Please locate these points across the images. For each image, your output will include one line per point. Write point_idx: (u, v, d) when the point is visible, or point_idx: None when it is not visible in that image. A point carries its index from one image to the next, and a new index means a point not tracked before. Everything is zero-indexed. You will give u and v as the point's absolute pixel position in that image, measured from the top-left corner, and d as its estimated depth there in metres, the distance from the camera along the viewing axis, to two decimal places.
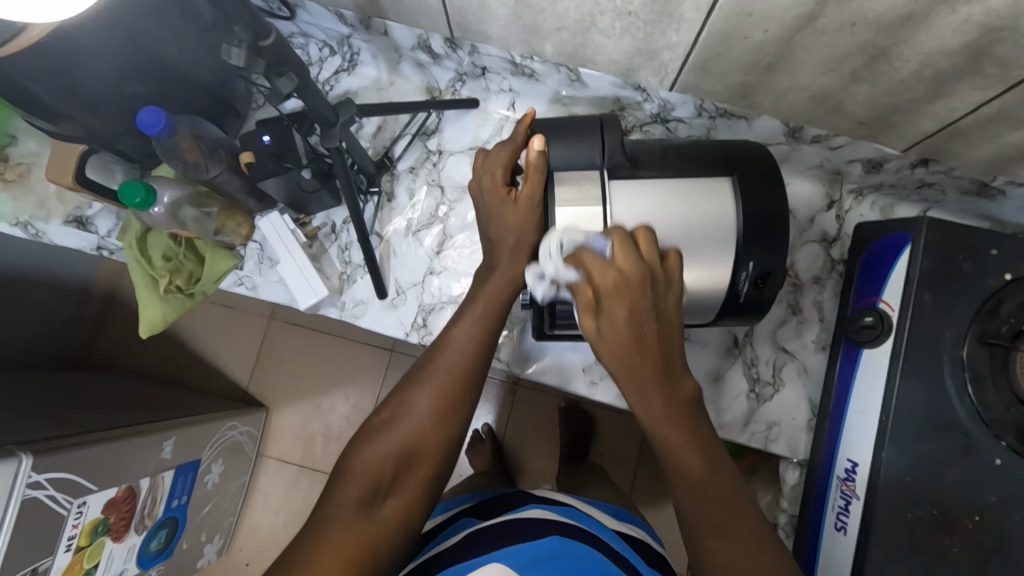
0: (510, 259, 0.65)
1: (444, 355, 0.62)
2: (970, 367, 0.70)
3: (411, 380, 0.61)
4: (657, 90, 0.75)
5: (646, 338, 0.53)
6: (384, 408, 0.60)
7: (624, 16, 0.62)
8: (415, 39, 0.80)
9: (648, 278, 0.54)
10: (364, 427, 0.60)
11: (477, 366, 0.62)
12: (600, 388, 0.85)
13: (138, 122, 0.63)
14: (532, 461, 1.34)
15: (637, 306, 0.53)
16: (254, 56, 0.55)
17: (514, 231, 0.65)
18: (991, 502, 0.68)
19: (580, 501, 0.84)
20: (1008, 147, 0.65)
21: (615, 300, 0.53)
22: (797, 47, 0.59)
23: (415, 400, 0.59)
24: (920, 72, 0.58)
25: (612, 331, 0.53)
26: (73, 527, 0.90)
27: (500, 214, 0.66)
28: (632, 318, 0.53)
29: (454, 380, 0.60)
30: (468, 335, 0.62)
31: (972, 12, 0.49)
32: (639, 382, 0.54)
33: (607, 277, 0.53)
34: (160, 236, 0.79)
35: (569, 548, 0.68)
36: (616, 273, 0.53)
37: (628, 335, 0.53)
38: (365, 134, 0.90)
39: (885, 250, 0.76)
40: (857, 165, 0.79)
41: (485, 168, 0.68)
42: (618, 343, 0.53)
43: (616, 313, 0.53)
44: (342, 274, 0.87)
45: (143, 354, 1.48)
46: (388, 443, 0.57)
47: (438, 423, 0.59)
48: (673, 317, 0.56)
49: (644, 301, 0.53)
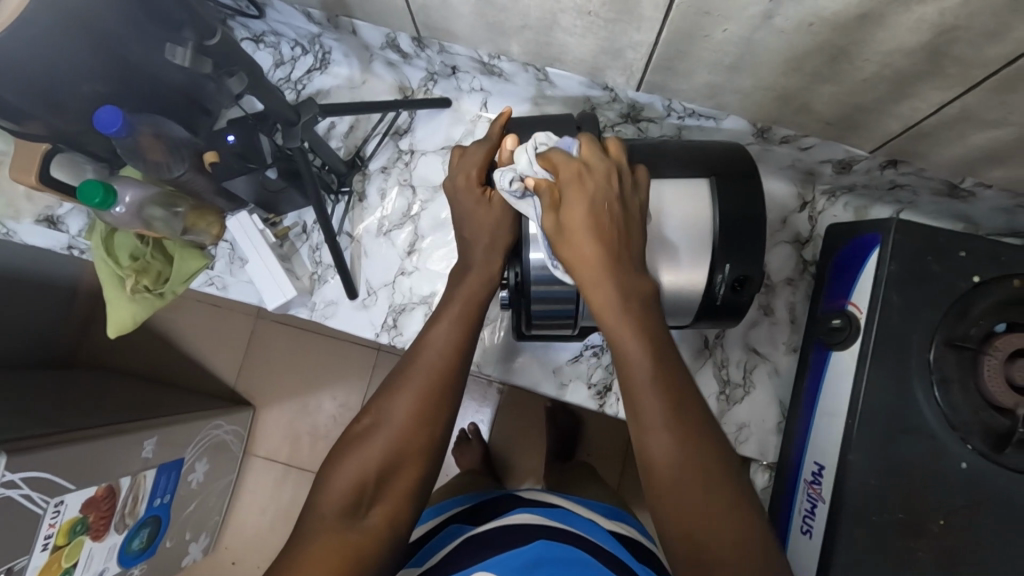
0: (485, 256, 0.63)
1: (422, 357, 0.59)
2: (938, 370, 0.69)
3: (390, 384, 0.59)
4: (625, 90, 0.74)
5: (611, 245, 0.54)
6: (364, 416, 0.58)
7: (585, 16, 0.62)
8: (383, 37, 0.79)
9: (610, 171, 0.56)
10: (344, 436, 0.58)
11: (458, 366, 0.59)
12: (569, 389, 0.84)
13: (96, 121, 0.62)
14: (519, 462, 1.34)
15: (599, 196, 0.55)
16: (200, 55, 0.58)
17: (488, 231, 0.64)
18: (957, 506, 0.68)
19: (570, 500, 0.84)
20: (975, 148, 0.64)
21: (575, 184, 0.55)
22: (757, 46, 0.59)
23: (395, 403, 0.57)
24: (881, 72, 0.57)
25: (577, 242, 0.54)
26: (50, 526, 0.89)
27: (475, 216, 0.64)
28: (593, 224, 0.54)
29: (435, 381, 0.58)
30: (447, 335, 0.59)
31: (925, 11, 0.49)
32: (593, 275, 0.54)
33: (572, 167, 0.56)
34: (127, 235, 0.79)
35: (560, 552, 0.68)
36: (580, 166, 0.56)
37: (589, 233, 0.54)
38: (337, 134, 0.89)
39: (855, 251, 0.76)
40: (828, 165, 0.78)
41: (458, 168, 0.66)
42: (582, 244, 0.54)
43: (576, 198, 0.54)
44: (313, 275, 0.87)
45: (128, 353, 1.48)
46: (370, 450, 0.55)
47: (418, 427, 0.56)
48: (637, 216, 0.57)
49: (608, 190, 0.55)
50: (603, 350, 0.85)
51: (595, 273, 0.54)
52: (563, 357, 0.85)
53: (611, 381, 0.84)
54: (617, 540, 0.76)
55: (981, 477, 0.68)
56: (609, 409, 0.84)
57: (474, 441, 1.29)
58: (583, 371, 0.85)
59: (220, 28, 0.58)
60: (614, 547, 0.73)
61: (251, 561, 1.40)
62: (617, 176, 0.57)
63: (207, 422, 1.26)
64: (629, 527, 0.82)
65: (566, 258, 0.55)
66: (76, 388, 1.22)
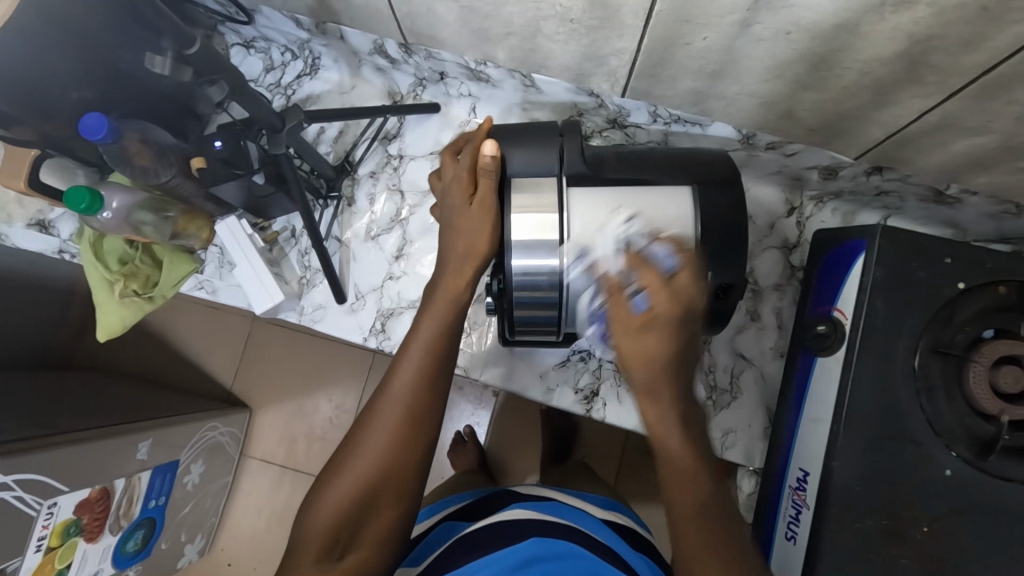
0: (457, 264, 0.63)
1: (390, 394, 0.59)
2: (922, 377, 0.70)
3: (361, 422, 0.59)
4: (611, 95, 0.75)
5: (678, 361, 0.53)
6: (336, 456, 0.59)
7: (567, 23, 0.62)
8: (371, 44, 0.80)
9: (698, 307, 0.53)
10: (318, 478, 0.59)
11: (427, 401, 0.59)
12: (556, 394, 0.85)
13: (81, 127, 0.62)
14: (515, 464, 1.34)
15: (685, 328, 0.52)
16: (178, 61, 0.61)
17: (468, 235, 0.63)
18: (941, 513, 0.68)
19: (566, 494, 0.84)
20: (958, 155, 0.64)
21: (665, 325, 0.51)
22: (738, 54, 0.59)
23: (365, 444, 0.57)
24: (861, 80, 0.57)
25: (646, 366, 0.52)
26: (43, 527, 0.90)
27: (459, 225, 0.64)
28: (666, 359, 0.52)
29: (407, 418, 0.58)
30: (414, 370, 0.59)
31: (901, 20, 0.49)
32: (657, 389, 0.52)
33: (669, 305, 0.51)
34: (115, 239, 0.80)
35: (554, 547, 0.68)
36: (679, 294, 0.52)
37: (662, 362, 0.52)
38: (326, 138, 0.90)
39: (842, 257, 0.76)
40: (815, 171, 0.78)
41: (446, 183, 0.66)
42: (650, 371, 0.52)
43: (663, 337, 0.51)
44: (301, 279, 0.87)
45: (124, 355, 1.49)
46: (340, 494, 0.56)
47: (390, 463, 0.57)
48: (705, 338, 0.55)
49: (689, 328, 0.52)
50: (590, 355, 0.85)
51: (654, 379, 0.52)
52: (550, 361, 0.85)
53: (598, 386, 0.84)
54: (610, 529, 0.77)
55: (966, 485, 0.68)
56: (596, 415, 0.84)
57: (469, 443, 1.29)
58: (570, 376, 0.85)
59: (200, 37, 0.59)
60: (607, 540, 0.74)
61: (247, 562, 1.40)
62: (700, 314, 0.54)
63: (203, 424, 1.26)
64: (623, 517, 0.83)
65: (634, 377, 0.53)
66: (74, 390, 1.23)
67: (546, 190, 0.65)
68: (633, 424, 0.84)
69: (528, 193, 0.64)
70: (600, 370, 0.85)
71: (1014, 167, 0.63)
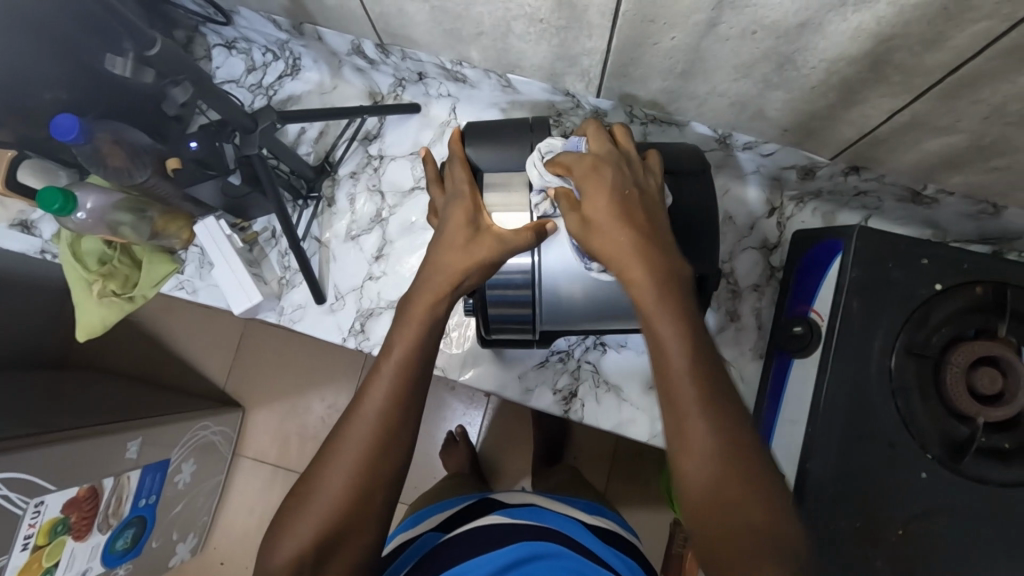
0: (438, 285, 0.60)
1: (357, 422, 0.57)
2: (898, 379, 0.69)
3: (327, 448, 0.58)
4: (586, 96, 0.75)
5: (639, 223, 0.56)
6: (300, 486, 0.57)
7: (536, 23, 0.62)
8: (348, 44, 0.80)
9: (624, 160, 0.59)
10: (282, 507, 0.58)
11: (395, 428, 0.57)
12: (535, 394, 0.84)
13: (51, 127, 0.62)
14: (508, 465, 1.34)
15: (614, 182, 0.57)
16: (141, 65, 0.61)
17: (452, 266, 0.61)
18: (916, 515, 0.67)
19: (551, 499, 0.84)
20: (931, 155, 0.64)
21: (592, 177, 0.57)
22: (707, 53, 0.58)
23: (330, 474, 0.56)
24: (828, 79, 0.57)
25: (605, 226, 0.56)
26: (30, 526, 0.89)
27: (446, 248, 0.61)
28: (617, 211, 0.56)
29: (371, 448, 0.56)
30: (383, 395, 0.57)
31: (863, 20, 0.48)
32: (626, 261, 0.54)
33: (586, 162, 0.58)
34: (93, 239, 0.80)
35: (541, 548, 0.69)
36: (591, 159, 0.58)
37: (614, 215, 0.56)
38: (307, 139, 0.90)
39: (820, 257, 0.75)
40: (792, 171, 0.78)
41: (445, 209, 0.64)
42: (609, 228, 0.55)
43: (595, 188, 0.56)
44: (281, 279, 0.87)
45: (115, 354, 1.49)
46: (305, 525, 0.54)
47: (355, 494, 0.55)
48: (656, 198, 0.59)
49: (623, 179, 0.57)
50: (569, 355, 0.85)
51: (623, 248, 0.55)
52: (528, 363, 0.85)
53: (576, 387, 0.84)
54: (591, 532, 0.76)
55: (941, 486, 0.67)
56: (574, 415, 0.84)
57: (461, 444, 1.30)
58: (549, 377, 0.85)
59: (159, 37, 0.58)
60: (590, 543, 0.73)
61: (239, 561, 1.41)
62: (632, 166, 0.59)
63: (193, 424, 1.26)
64: (608, 521, 0.82)
65: (599, 244, 0.56)
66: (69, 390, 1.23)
67: (520, 190, 0.65)
68: (611, 425, 0.83)
69: (500, 192, 0.64)
70: (579, 370, 0.85)
71: (987, 167, 0.62)
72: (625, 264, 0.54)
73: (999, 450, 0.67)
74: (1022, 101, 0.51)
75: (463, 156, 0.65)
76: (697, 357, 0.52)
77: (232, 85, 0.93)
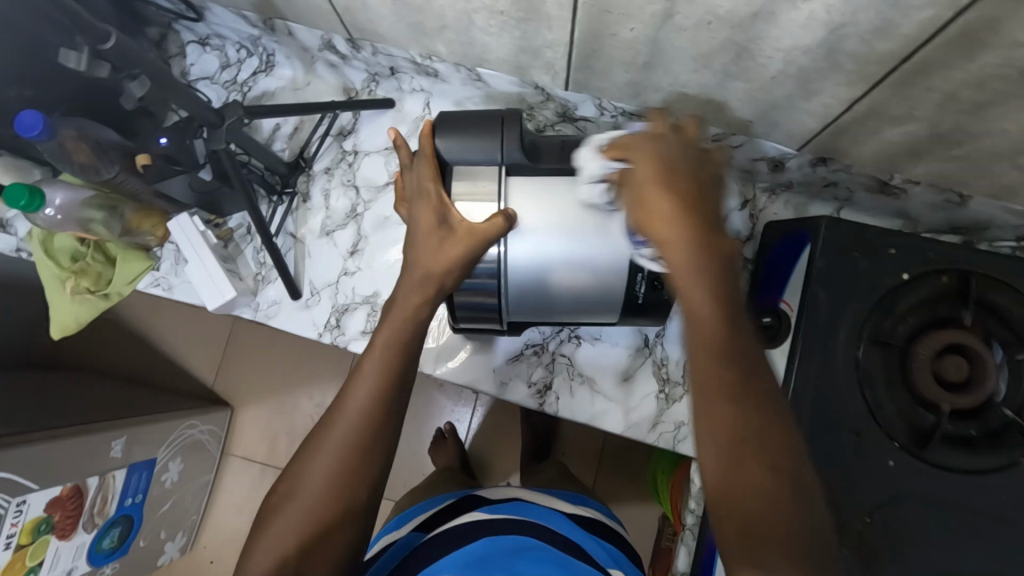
0: (405, 294, 0.62)
1: (341, 418, 0.57)
2: (863, 368, 0.69)
3: (309, 447, 0.58)
4: (555, 89, 0.75)
5: (687, 205, 0.52)
6: (282, 484, 0.57)
7: (498, 16, 0.62)
8: (318, 39, 0.80)
9: (680, 140, 0.56)
10: (264, 506, 0.58)
11: (378, 427, 0.57)
12: (510, 388, 0.85)
13: (16, 123, 0.62)
14: (498, 462, 1.34)
15: (665, 160, 0.54)
16: (96, 59, 0.59)
17: (422, 266, 0.62)
18: (882, 503, 0.68)
19: (534, 491, 0.84)
20: (892, 144, 0.64)
21: (644, 156, 0.55)
22: (665, 43, 0.59)
23: (312, 469, 0.56)
24: (786, 69, 0.57)
25: (650, 200, 0.53)
26: (12, 525, 0.89)
27: (424, 258, 0.62)
28: (670, 189, 0.52)
29: (355, 445, 0.56)
30: (369, 392, 0.58)
31: (813, 8, 0.49)
32: (667, 233, 0.52)
33: (643, 139, 0.56)
34: (65, 237, 0.80)
35: (518, 543, 0.69)
36: (649, 139, 0.56)
37: (663, 194, 0.52)
38: (281, 135, 0.91)
39: (789, 249, 0.76)
40: (762, 163, 0.78)
41: (415, 214, 0.64)
42: (655, 201, 0.53)
43: (643, 166, 0.54)
44: (256, 275, 0.88)
45: (101, 354, 1.49)
46: (289, 521, 0.55)
47: (338, 490, 0.55)
48: (712, 179, 0.55)
49: (676, 159, 0.54)
50: (543, 348, 0.85)
51: (668, 230, 0.52)
52: (503, 353, 0.85)
53: (551, 379, 0.84)
54: (576, 523, 0.76)
55: (906, 474, 0.68)
56: (549, 408, 0.84)
57: (449, 439, 1.29)
58: (523, 370, 0.85)
59: (115, 31, 0.58)
60: (571, 533, 0.73)
61: (229, 560, 1.41)
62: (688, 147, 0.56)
63: (179, 423, 1.26)
64: (594, 512, 0.83)
65: (641, 220, 0.54)
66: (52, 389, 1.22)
67: (487, 180, 0.65)
68: (585, 418, 0.84)
69: (466, 181, 0.65)
70: (553, 363, 0.85)
71: (947, 155, 0.63)
72: (667, 246, 0.52)
73: (965, 439, 0.68)
74: (975, 89, 0.52)
75: (433, 150, 0.65)
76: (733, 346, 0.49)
77: (206, 82, 0.92)
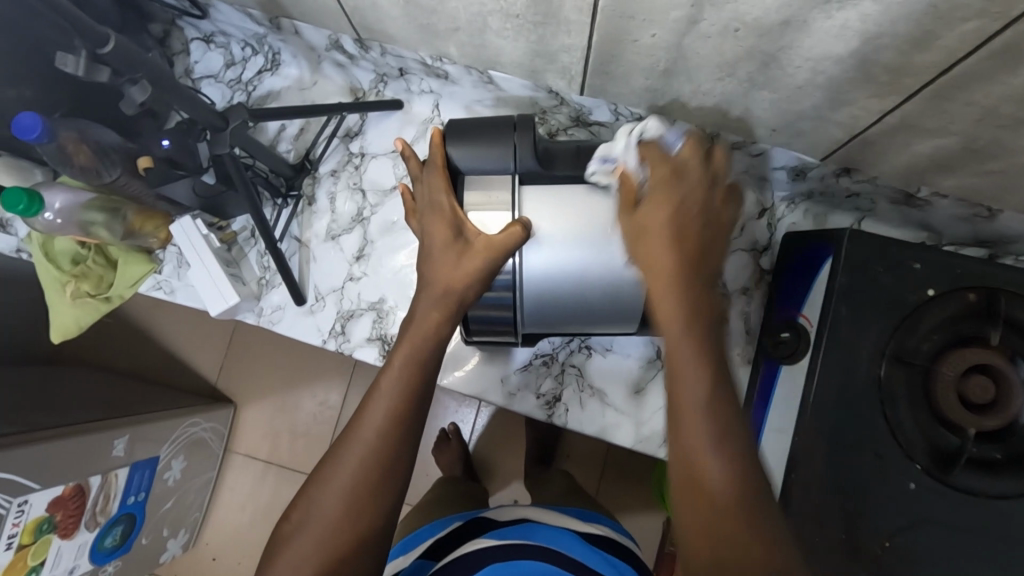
0: (428, 307, 0.60)
1: (356, 439, 0.55)
2: (886, 386, 0.67)
3: (324, 469, 0.56)
4: (570, 94, 0.72)
5: (693, 257, 0.53)
6: (297, 506, 0.55)
7: (512, 18, 0.60)
8: (326, 39, 0.78)
9: (708, 176, 0.55)
10: (277, 533, 0.56)
11: (396, 448, 0.55)
12: (517, 399, 0.83)
13: (14, 125, 0.60)
14: (502, 466, 1.32)
15: (682, 205, 0.53)
16: (95, 62, 0.57)
17: (442, 282, 0.59)
18: (901, 527, 0.66)
19: (541, 509, 0.82)
20: (922, 157, 0.61)
21: (663, 187, 0.54)
22: (688, 51, 0.57)
23: (331, 489, 0.54)
24: (814, 79, 0.55)
25: (654, 237, 0.53)
26: (14, 525, 0.88)
27: (441, 274, 0.59)
28: (674, 216, 0.53)
29: (372, 467, 0.54)
30: (385, 411, 0.56)
31: (848, 17, 0.46)
32: (657, 279, 0.52)
33: (663, 167, 0.55)
34: (65, 239, 0.78)
35: (529, 568, 0.67)
36: (673, 165, 0.55)
37: (666, 236, 0.53)
38: (287, 136, 0.89)
39: (809, 261, 0.73)
40: (782, 172, 0.75)
41: (427, 226, 0.62)
42: (655, 235, 0.53)
43: (659, 199, 0.53)
44: (260, 279, 0.86)
45: (104, 351, 1.48)
46: (307, 546, 0.53)
47: (355, 515, 0.53)
48: (722, 222, 0.55)
49: (696, 194, 0.54)
50: (553, 359, 0.83)
51: (661, 283, 0.52)
52: (511, 365, 0.84)
53: (561, 391, 0.82)
54: (585, 542, 0.75)
55: (926, 498, 0.65)
56: (558, 420, 0.82)
57: (454, 440, 1.28)
58: (532, 381, 0.83)
59: (113, 34, 0.55)
60: (582, 553, 0.72)
61: (231, 557, 1.40)
62: (715, 176, 0.55)
63: (182, 421, 1.25)
64: (604, 528, 0.80)
65: (638, 254, 0.54)
66: (55, 386, 1.21)
67: (499, 189, 0.63)
68: (594, 430, 0.82)
69: (479, 191, 0.63)
70: (563, 374, 0.83)
71: (979, 169, 0.60)
72: (657, 300, 0.52)
73: (988, 462, 0.65)
74: (1014, 103, 0.49)
75: (446, 160, 0.62)
76: (712, 385, 0.49)
77: (211, 81, 0.90)
